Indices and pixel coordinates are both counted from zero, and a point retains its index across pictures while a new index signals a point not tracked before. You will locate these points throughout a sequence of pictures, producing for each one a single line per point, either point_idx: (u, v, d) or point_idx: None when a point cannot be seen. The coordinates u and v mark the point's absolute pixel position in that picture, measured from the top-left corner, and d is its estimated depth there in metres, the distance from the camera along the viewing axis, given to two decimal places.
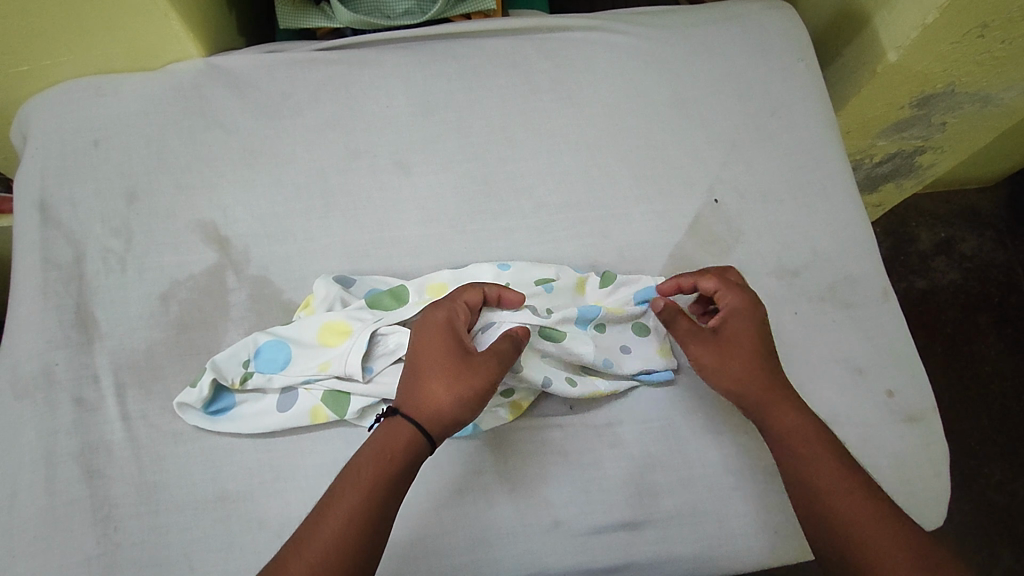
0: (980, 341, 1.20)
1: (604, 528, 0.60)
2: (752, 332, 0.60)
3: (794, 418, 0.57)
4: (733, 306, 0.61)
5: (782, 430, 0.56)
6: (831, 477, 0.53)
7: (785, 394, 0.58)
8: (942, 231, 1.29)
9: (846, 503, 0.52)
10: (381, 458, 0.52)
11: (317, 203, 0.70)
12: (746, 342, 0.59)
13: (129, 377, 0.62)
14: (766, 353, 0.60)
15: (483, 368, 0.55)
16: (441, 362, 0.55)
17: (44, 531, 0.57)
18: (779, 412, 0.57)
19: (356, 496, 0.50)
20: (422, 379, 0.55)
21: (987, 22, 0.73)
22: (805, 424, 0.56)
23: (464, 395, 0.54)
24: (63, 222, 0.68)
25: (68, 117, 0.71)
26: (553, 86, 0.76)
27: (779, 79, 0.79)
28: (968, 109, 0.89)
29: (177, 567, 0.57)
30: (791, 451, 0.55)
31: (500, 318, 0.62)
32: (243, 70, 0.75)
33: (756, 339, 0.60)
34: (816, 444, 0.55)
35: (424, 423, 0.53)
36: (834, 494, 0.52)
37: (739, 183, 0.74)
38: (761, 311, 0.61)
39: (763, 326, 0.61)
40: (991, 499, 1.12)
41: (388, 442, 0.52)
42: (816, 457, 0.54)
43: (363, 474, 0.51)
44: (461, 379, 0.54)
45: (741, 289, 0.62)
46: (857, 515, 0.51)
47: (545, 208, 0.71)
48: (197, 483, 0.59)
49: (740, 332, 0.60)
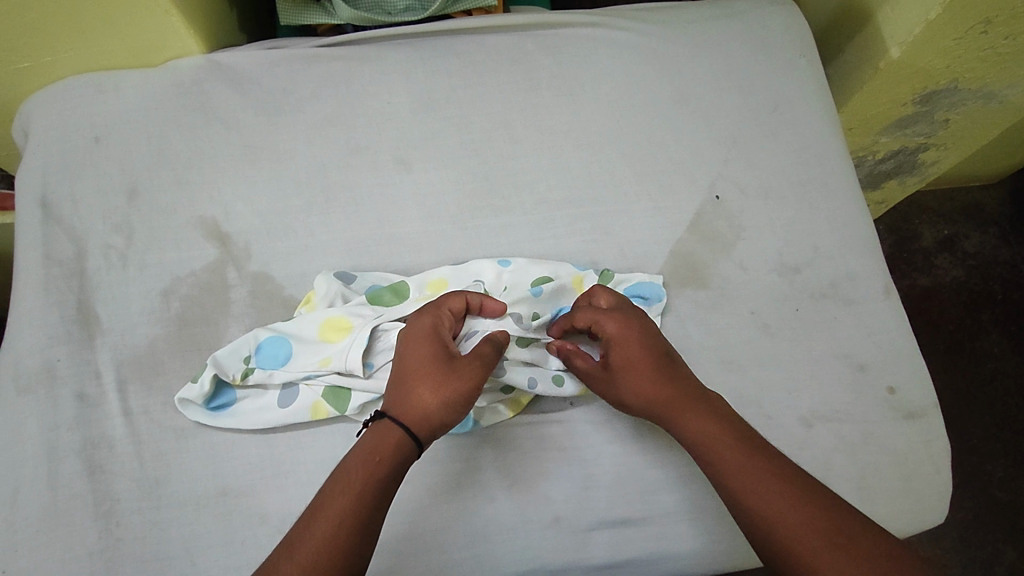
0: (983, 339, 1.20)
1: (605, 523, 0.60)
2: (638, 355, 0.59)
3: (707, 428, 0.55)
4: (611, 334, 0.60)
5: (700, 441, 0.55)
6: (758, 481, 0.51)
7: (694, 405, 0.56)
8: (945, 228, 1.28)
9: (775, 507, 0.50)
10: (370, 461, 0.52)
11: (318, 200, 0.70)
12: (635, 368, 0.58)
13: (131, 373, 0.63)
14: (659, 371, 0.58)
15: (467, 370, 0.55)
16: (425, 368, 0.56)
17: (47, 526, 0.57)
18: (692, 422, 0.55)
19: (346, 498, 0.50)
20: (408, 384, 0.55)
21: (990, 18, 0.73)
22: (723, 430, 0.54)
23: (451, 398, 0.54)
24: (64, 218, 0.68)
25: (70, 113, 0.71)
26: (554, 83, 0.76)
27: (781, 75, 0.79)
28: (971, 105, 0.89)
29: (178, 562, 0.57)
30: (712, 463, 0.54)
31: (483, 325, 0.62)
32: (244, 67, 0.75)
33: (646, 360, 0.58)
34: (736, 449, 0.53)
35: (413, 426, 0.54)
36: (764, 500, 0.50)
37: (741, 179, 0.74)
38: (639, 330, 0.60)
39: (652, 342, 0.60)
40: (994, 496, 1.11)
41: (375, 445, 0.52)
42: (739, 464, 0.52)
43: (352, 477, 0.51)
44: (447, 382, 0.54)
45: (611, 312, 0.61)
46: (789, 517, 0.49)
47: (546, 205, 0.71)
48: (198, 478, 0.59)
49: (627, 360, 0.59)
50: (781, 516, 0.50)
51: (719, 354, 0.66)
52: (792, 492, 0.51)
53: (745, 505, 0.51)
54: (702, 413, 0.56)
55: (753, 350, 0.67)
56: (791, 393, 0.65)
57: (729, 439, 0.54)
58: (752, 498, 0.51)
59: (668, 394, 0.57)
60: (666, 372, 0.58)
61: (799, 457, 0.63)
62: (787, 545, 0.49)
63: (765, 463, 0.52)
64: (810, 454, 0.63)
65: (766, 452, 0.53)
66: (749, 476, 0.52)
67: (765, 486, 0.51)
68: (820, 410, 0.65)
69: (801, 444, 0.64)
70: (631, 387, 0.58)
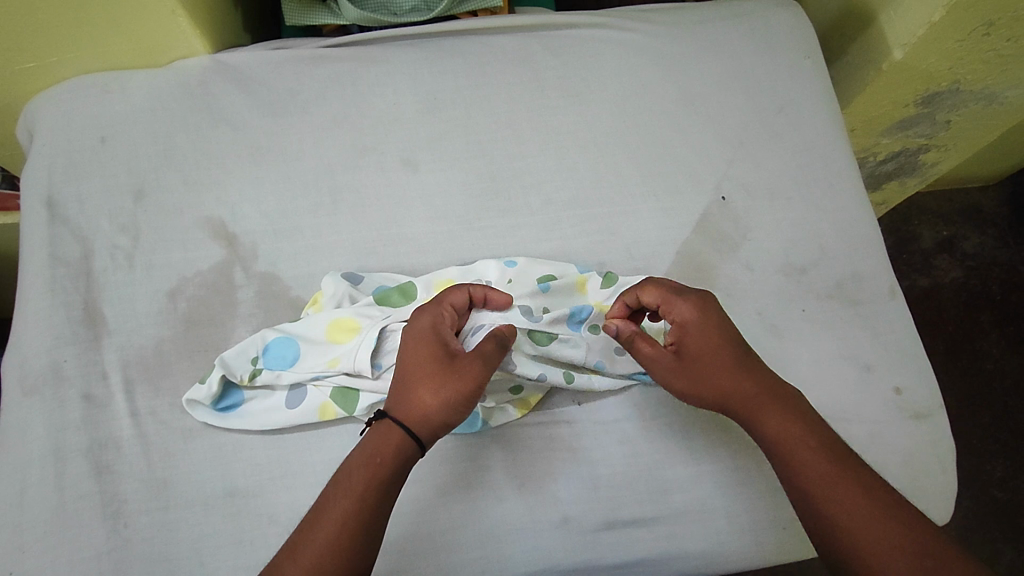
0: (982, 339, 1.21)
1: (614, 524, 0.60)
2: (716, 343, 0.58)
3: (782, 421, 0.55)
4: (686, 318, 0.59)
5: (769, 433, 0.55)
6: (831, 474, 0.52)
7: (767, 398, 0.56)
8: (944, 229, 1.29)
9: (848, 499, 0.50)
10: (371, 463, 0.51)
11: (325, 200, 0.70)
12: (709, 357, 0.57)
13: (138, 373, 0.62)
14: (736, 361, 0.57)
15: (468, 370, 0.54)
16: (426, 367, 0.55)
17: (54, 527, 0.57)
18: (763, 414, 0.55)
19: (348, 501, 0.50)
20: (409, 383, 0.54)
21: (993, 20, 0.73)
22: (798, 424, 0.55)
23: (451, 399, 0.53)
24: (70, 218, 0.68)
25: (75, 113, 0.71)
26: (560, 83, 0.76)
27: (786, 76, 0.79)
28: (972, 106, 0.90)
29: (187, 562, 0.57)
30: (784, 456, 0.54)
31: (487, 318, 0.62)
32: (250, 67, 0.75)
33: (720, 351, 0.57)
34: (810, 444, 0.53)
35: (413, 427, 0.53)
36: (837, 491, 0.51)
37: (746, 180, 0.74)
38: (713, 319, 0.58)
39: (726, 330, 0.58)
40: (993, 496, 1.12)
41: (376, 447, 0.52)
42: (814, 457, 0.53)
43: (353, 479, 0.51)
44: (447, 383, 0.54)
45: (686, 298, 0.59)
46: (862, 510, 0.50)
47: (552, 205, 0.71)
48: (206, 479, 0.59)
49: (704, 348, 0.58)
50: (854, 508, 0.50)
51: None
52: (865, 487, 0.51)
53: (812, 496, 0.52)
54: (778, 409, 0.55)
55: (760, 351, 0.67)
56: None
57: (805, 434, 0.54)
58: (824, 489, 0.51)
59: (743, 384, 0.56)
60: (742, 363, 0.57)
61: None
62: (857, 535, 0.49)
63: (835, 461, 0.52)
64: None
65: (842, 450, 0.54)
66: (822, 470, 0.52)
67: (838, 479, 0.51)
68: (826, 410, 0.65)
69: None
70: (702, 376, 0.57)
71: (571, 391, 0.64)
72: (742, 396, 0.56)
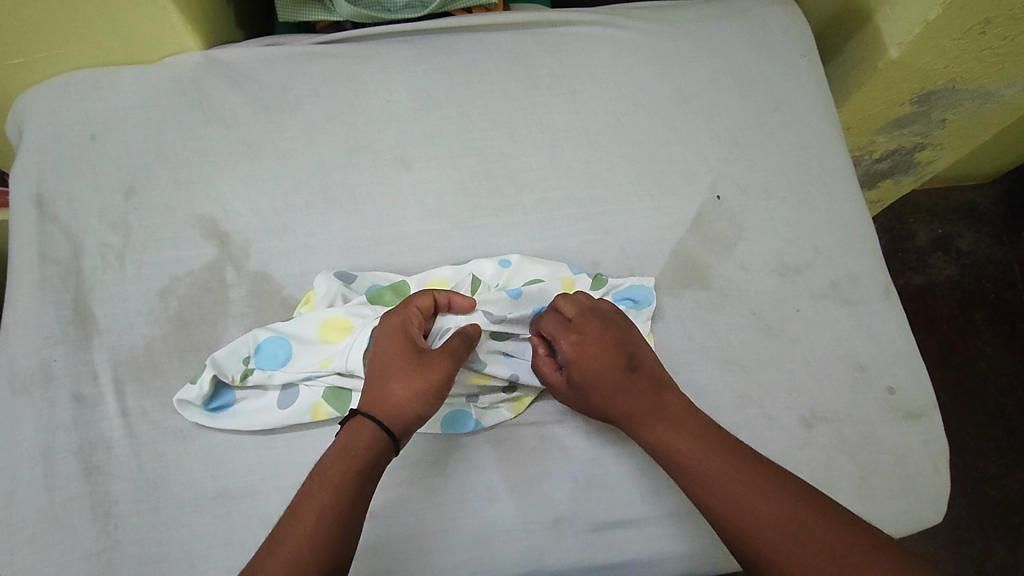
0: (976, 338, 1.21)
1: (606, 524, 0.60)
2: (602, 372, 0.58)
3: (684, 441, 0.54)
4: (568, 355, 0.59)
5: (678, 455, 0.54)
6: (738, 486, 0.51)
7: (665, 416, 0.56)
8: (939, 227, 1.29)
9: (756, 515, 0.50)
10: (346, 457, 0.51)
11: (317, 198, 0.69)
12: (599, 388, 0.58)
13: (129, 373, 0.62)
14: (625, 385, 0.57)
15: (436, 362, 0.55)
16: (393, 363, 0.55)
17: (43, 528, 0.56)
18: (668, 435, 0.55)
19: (326, 494, 0.49)
20: (379, 381, 0.54)
21: (990, 18, 0.73)
22: (700, 440, 0.54)
23: (422, 391, 0.54)
24: (60, 216, 0.67)
25: (66, 110, 0.70)
26: (555, 81, 0.76)
27: (781, 75, 0.79)
28: (967, 105, 0.89)
29: (177, 564, 0.57)
30: (692, 477, 0.53)
31: (452, 320, 0.61)
32: (243, 64, 0.74)
33: (607, 379, 0.57)
34: (725, 457, 0.53)
35: (386, 421, 0.53)
36: (744, 504, 0.51)
37: (741, 179, 0.74)
38: (595, 349, 0.59)
39: (614, 354, 0.58)
40: (986, 493, 1.12)
41: (347, 444, 0.52)
42: (718, 471, 0.52)
43: (329, 474, 0.50)
44: (417, 376, 0.54)
45: (568, 333, 0.60)
46: (774, 524, 0.49)
47: (546, 204, 0.71)
48: (198, 480, 0.59)
49: (590, 380, 0.58)
50: (758, 517, 0.50)
51: (720, 355, 0.66)
52: (775, 493, 0.51)
53: (735, 516, 0.51)
54: (680, 429, 0.55)
55: (754, 351, 0.67)
56: (790, 393, 0.66)
57: (709, 451, 0.53)
58: (729, 508, 0.51)
59: (637, 406, 0.57)
60: (628, 386, 0.57)
61: (801, 457, 0.63)
62: (765, 546, 0.49)
63: (755, 469, 0.52)
64: (810, 455, 0.63)
65: (751, 459, 0.53)
66: (741, 488, 0.51)
67: (745, 491, 0.51)
68: (820, 410, 0.65)
69: (803, 444, 0.64)
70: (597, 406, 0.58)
71: None
72: (642, 417, 0.56)
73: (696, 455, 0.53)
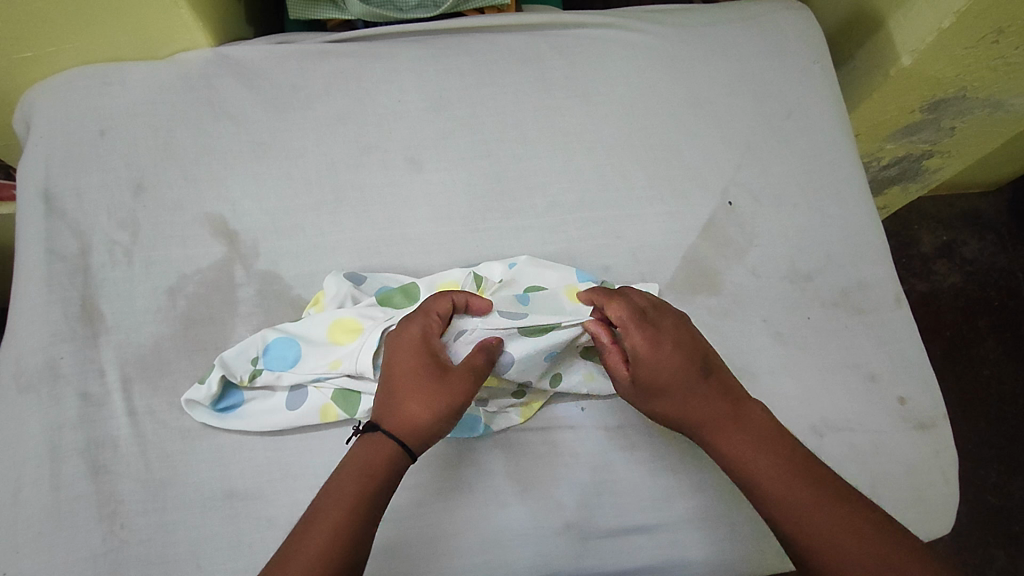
0: (979, 346, 1.21)
1: (616, 530, 0.60)
2: (666, 373, 0.56)
3: (735, 443, 0.54)
4: (637, 349, 0.56)
5: (729, 456, 0.54)
6: (781, 487, 0.51)
7: (723, 420, 0.55)
8: (944, 235, 1.29)
9: (800, 514, 0.50)
10: (364, 474, 0.51)
11: (327, 198, 0.69)
12: (662, 388, 0.56)
13: (136, 371, 0.61)
14: (689, 390, 0.56)
15: (458, 382, 0.54)
16: (415, 380, 0.54)
17: (49, 527, 0.56)
18: (722, 440, 0.55)
19: (340, 511, 0.49)
20: (399, 397, 0.53)
21: (1003, 27, 0.73)
22: (751, 442, 0.54)
23: (443, 412, 0.53)
24: (68, 212, 0.67)
25: (75, 105, 0.70)
26: (567, 83, 0.76)
27: (794, 80, 0.79)
28: (977, 114, 0.89)
29: (184, 565, 0.56)
30: (741, 476, 0.54)
31: (470, 323, 0.59)
32: (253, 62, 0.74)
33: (671, 380, 0.56)
34: (772, 457, 0.53)
35: (407, 440, 0.53)
36: (788, 505, 0.51)
37: (753, 185, 0.73)
38: (666, 347, 0.56)
39: (682, 355, 0.56)
40: (987, 501, 1.12)
41: (367, 460, 0.51)
42: (767, 473, 0.52)
43: (345, 490, 0.50)
44: (440, 397, 0.53)
45: (640, 326, 0.57)
46: (817, 524, 0.50)
47: (557, 207, 0.71)
48: (206, 480, 0.59)
49: (654, 378, 0.56)
50: (803, 515, 0.50)
51: (731, 362, 0.66)
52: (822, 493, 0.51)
53: (781, 512, 0.51)
54: (735, 432, 0.55)
55: (765, 358, 0.66)
56: (801, 401, 0.65)
57: (758, 452, 0.53)
58: (776, 504, 0.51)
59: (698, 411, 0.55)
60: (689, 389, 0.56)
61: None
62: (808, 546, 0.49)
63: (800, 471, 0.52)
64: None
65: (801, 460, 0.53)
66: (786, 487, 0.51)
67: (790, 489, 0.51)
68: (830, 419, 0.65)
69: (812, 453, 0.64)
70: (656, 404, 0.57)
71: (574, 395, 0.63)
72: (701, 420, 0.55)
73: (746, 455, 0.54)
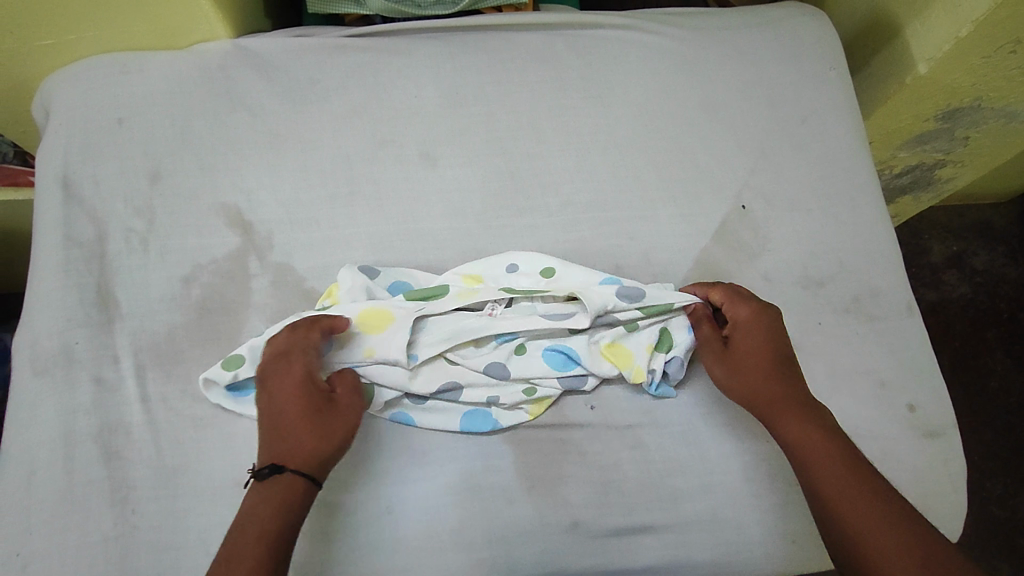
0: (987, 356, 1.20)
1: (623, 530, 0.60)
2: (760, 346, 0.61)
3: (800, 428, 0.57)
4: (741, 319, 0.62)
5: (790, 439, 0.57)
6: (835, 477, 0.53)
7: (791, 405, 0.58)
8: (954, 245, 1.29)
9: (847, 506, 0.52)
10: (278, 508, 0.51)
11: (342, 191, 0.69)
12: (754, 357, 0.60)
13: (150, 358, 0.62)
14: (776, 367, 0.60)
15: (349, 407, 0.56)
16: (310, 414, 0.54)
17: (60, 510, 0.57)
18: (788, 422, 0.57)
19: (260, 544, 0.49)
20: (298, 434, 0.53)
21: (1021, 38, 0.73)
22: (815, 429, 0.56)
23: (345, 437, 0.55)
24: (86, 199, 0.67)
25: (95, 93, 0.70)
26: (583, 83, 0.76)
27: (810, 86, 0.79)
28: (992, 123, 0.89)
29: (193, 552, 0.57)
30: (800, 461, 0.56)
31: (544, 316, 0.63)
32: (272, 54, 0.74)
33: (764, 354, 0.60)
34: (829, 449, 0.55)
35: (315, 473, 0.53)
36: (838, 495, 0.52)
37: (767, 189, 0.73)
38: (768, 323, 0.62)
39: (776, 335, 0.61)
40: (992, 512, 1.12)
41: (280, 497, 0.51)
42: (825, 461, 0.54)
43: (263, 524, 0.50)
44: (340, 425, 0.55)
45: (748, 302, 0.63)
46: (863, 518, 0.51)
47: (570, 206, 0.71)
48: (217, 468, 0.59)
49: (747, 344, 0.61)
50: (850, 507, 0.51)
51: None
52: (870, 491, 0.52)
53: (830, 503, 0.53)
54: (802, 416, 0.57)
55: None
56: None
57: (822, 439, 0.56)
58: (826, 492, 0.53)
59: (774, 388, 0.58)
60: (772, 367, 0.60)
61: None
62: (852, 538, 0.51)
63: (851, 466, 0.54)
64: None
65: (854, 455, 0.55)
66: (839, 479, 0.53)
67: (840, 481, 0.53)
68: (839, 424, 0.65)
69: None
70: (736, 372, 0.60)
71: (584, 395, 0.64)
72: (774, 397, 0.58)
73: (808, 440, 0.56)
